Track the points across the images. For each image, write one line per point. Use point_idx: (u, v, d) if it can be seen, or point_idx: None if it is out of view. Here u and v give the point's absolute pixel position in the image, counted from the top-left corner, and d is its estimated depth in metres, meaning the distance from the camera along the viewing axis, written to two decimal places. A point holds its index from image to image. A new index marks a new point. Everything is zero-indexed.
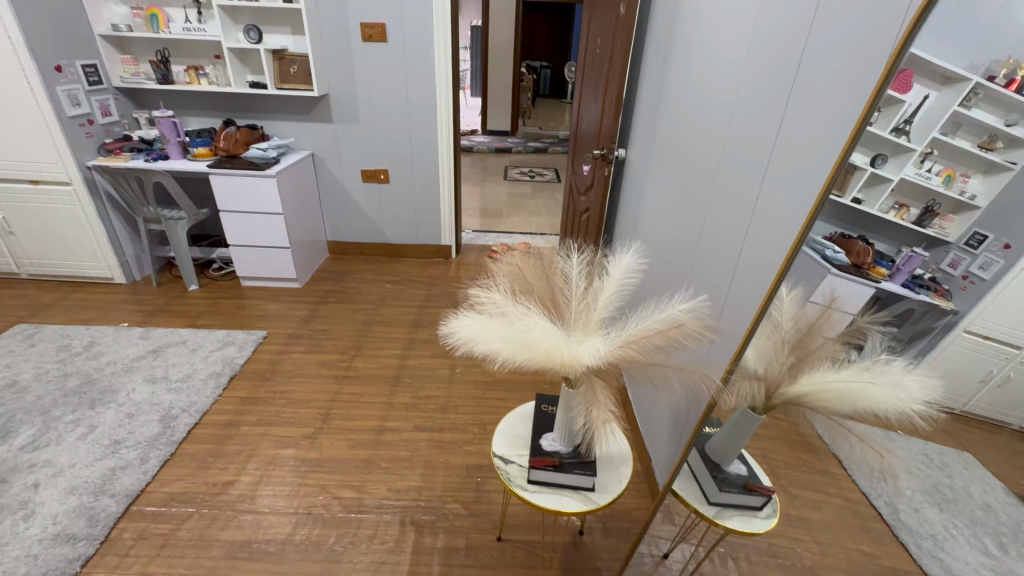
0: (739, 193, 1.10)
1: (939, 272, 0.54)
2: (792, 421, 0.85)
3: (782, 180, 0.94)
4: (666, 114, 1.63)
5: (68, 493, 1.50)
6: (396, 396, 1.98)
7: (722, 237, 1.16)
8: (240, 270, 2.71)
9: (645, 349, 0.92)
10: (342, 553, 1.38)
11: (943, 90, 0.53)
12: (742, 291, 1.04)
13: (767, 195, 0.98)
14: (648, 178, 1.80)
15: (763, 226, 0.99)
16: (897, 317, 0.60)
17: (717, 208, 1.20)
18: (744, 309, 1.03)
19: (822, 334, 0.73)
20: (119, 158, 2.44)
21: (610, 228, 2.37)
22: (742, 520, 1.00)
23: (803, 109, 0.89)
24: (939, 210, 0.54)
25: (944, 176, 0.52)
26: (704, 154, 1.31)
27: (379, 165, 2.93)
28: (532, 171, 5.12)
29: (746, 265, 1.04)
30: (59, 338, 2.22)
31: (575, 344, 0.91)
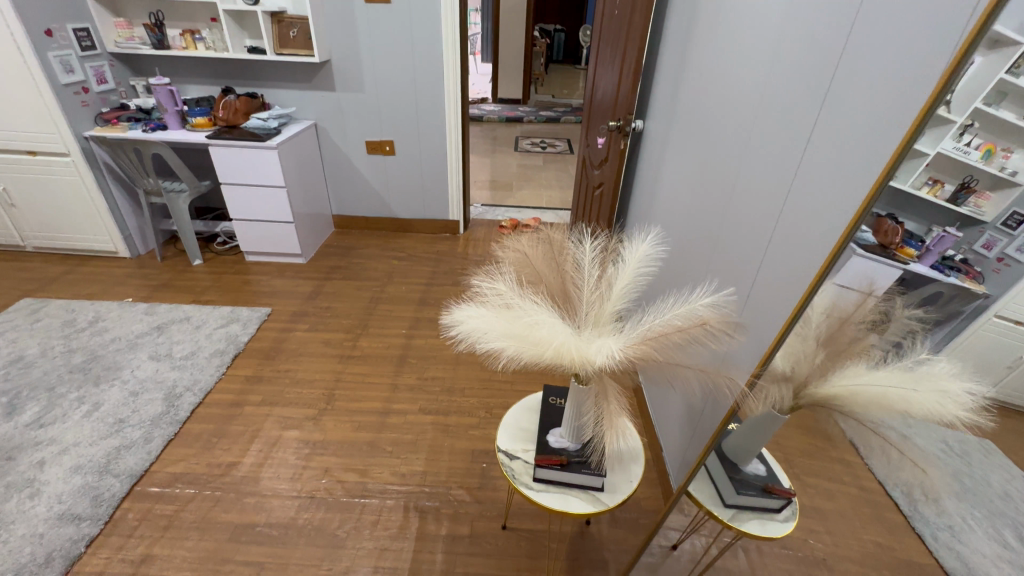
0: (771, 173, 0.99)
1: (972, 253, 0.47)
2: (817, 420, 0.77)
3: (822, 159, 0.83)
4: (690, 82, 1.50)
5: (73, 472, 1.50)
6: (401, 377, 1.95)
7: (750, 221, 1.06)
8: (244, 245, 2.66)
9: (663, 347, 0.84)
10: (345, 538, 1.37)
11: (989, 56, 0.47)
12: (772, 283, 0.95)
13: (805, 176, 0.88)
14: (668, 152, 1.68)
15: (796, 210, 0.89)
16: (925, 301, 0.53)
17: (745, 187, 1.10)
18: (772, 301, 0.94)
19: (852, 325, 0.64)
20: (116, 128, 2.36)
21: (624, 204, 2.26)
22: (759, 524, 0.95)
23: (850, 77, 0.77)
24: (975, 187, 0.46)
25: (983, 150, 0.46)
26: (732, 126, 1.19)
27: (383, 136, 2.82)
28: (544, 142, 4.95)
29: (778, 254, 0.94)
30: (64, 313, 2.20)
31: (587, 342, 0.84)
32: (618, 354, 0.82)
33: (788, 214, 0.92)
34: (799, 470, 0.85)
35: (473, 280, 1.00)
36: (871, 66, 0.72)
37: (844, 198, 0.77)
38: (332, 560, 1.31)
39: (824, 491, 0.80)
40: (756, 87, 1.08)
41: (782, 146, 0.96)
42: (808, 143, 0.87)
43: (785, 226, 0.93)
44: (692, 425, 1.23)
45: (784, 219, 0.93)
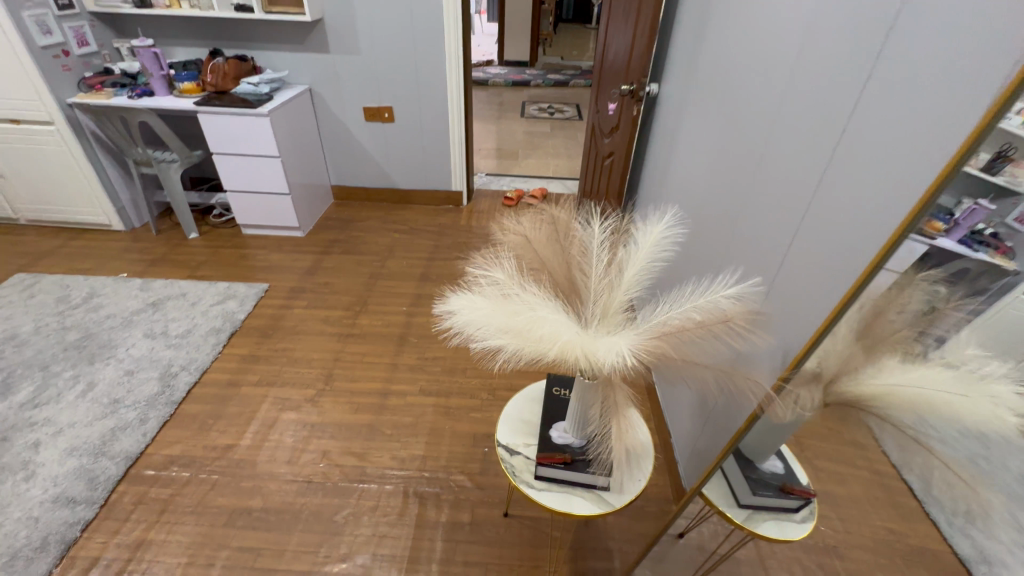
0: (805, 146, 0.87)
1: (1002, 226, 0.46)
2: (836, 422, 0.68)
3: (866, 133, 0.71)
4: (712, 40, 1.36)
5: (68, 454, 1.47)
6: (401, 357, 1.89)
7: (778, 202, 0.95)
8: (240, 218, 2.57)
9: (679, 345, 0.75)
10: (343, 524, 1.33)
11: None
12: (802, 275, 0.84)
13: (844, 153, 0.76)
14: (685, 119, 1.54)
15: (833, 189, 0.78)
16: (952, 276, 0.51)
17: (773, 161, 0.98)
18: (800, 291, 0.84)
19: (888, 316, 0.59)
20: (101, 94, 2.24)
21: (636, 175, 2.13)
22: (775, 526, 0.88)
23: (910, 30, 0.64)
24: (1012, 155, 0.45)
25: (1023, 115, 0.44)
26: (761, 92, 1.06)
27: (382, 102, 2.67)
28: (552, 108, 4.73)
29: (809, 241, 0.84)
30: (58, 289, 2.15)
31: (594, 341, 0.76)
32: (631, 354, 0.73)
33: (822, 195, 0.81)
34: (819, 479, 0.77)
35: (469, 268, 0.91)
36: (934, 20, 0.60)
37: (892, 180, 0.65)
38: (329, 547, 1.29)
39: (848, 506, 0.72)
40: (792, 46, 0.95)
41: (820, 116, 0.83)
42: (853, 112, 0.75)
43: (818, 209, 0.82)
44: (708, 418, 1.15)
45: (818, 201, 0.82)
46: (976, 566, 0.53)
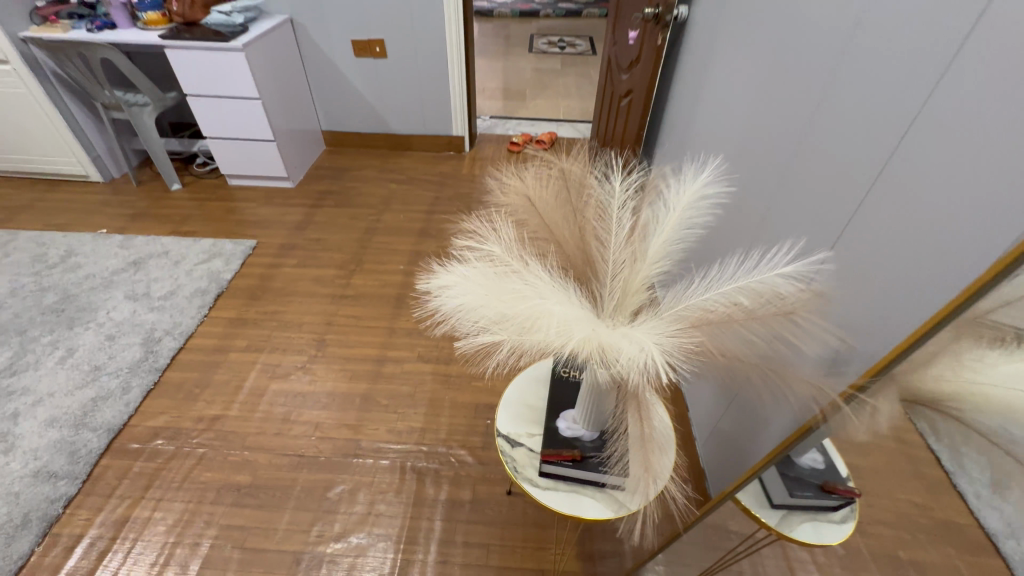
0: (890, 74, 0.67)
1: None
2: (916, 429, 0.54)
3: (995, 54, 0.51)
4: None
5: (48, 425, 1.40)
6: (399, 320, 1.76)
7: (846, 148, 0.75)
8: (224, 167, 2.39)
9: (720, 339, 0.61)
10: (337, 502, 1.26)
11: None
12: (878, 243, 0.66)
13: (954, 81, 0.56)
14: (721, 46, 1.30)
15: (931, 129, 0.59)
16: None
17: (837, 94, 0.78)
18: (870, 262, 0.67)
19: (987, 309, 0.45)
20: (56, 27, 2.00)
21: (657, 116, 1.89)
22: (814, 530, 0.74)
23: None
24: None
25: None
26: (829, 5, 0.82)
27: (372, 34, 2.38)
28: (563, 41, 4.31)
29: (890, 199, 0.65)
30: (35, 247, 2.03)
31: (616, 335, 0.61)
32: (661, 353, 0.58)
33: (912, 140, 0.62)
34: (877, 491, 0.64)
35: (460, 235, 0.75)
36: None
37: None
38: (322, 526, 1.21)
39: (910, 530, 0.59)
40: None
41: (916, 32, 0.62)
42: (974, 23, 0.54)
43: (907, 158, 0.63)
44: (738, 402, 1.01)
45: (905, 147, 0.63)
46: (1004, 542, 0.47)
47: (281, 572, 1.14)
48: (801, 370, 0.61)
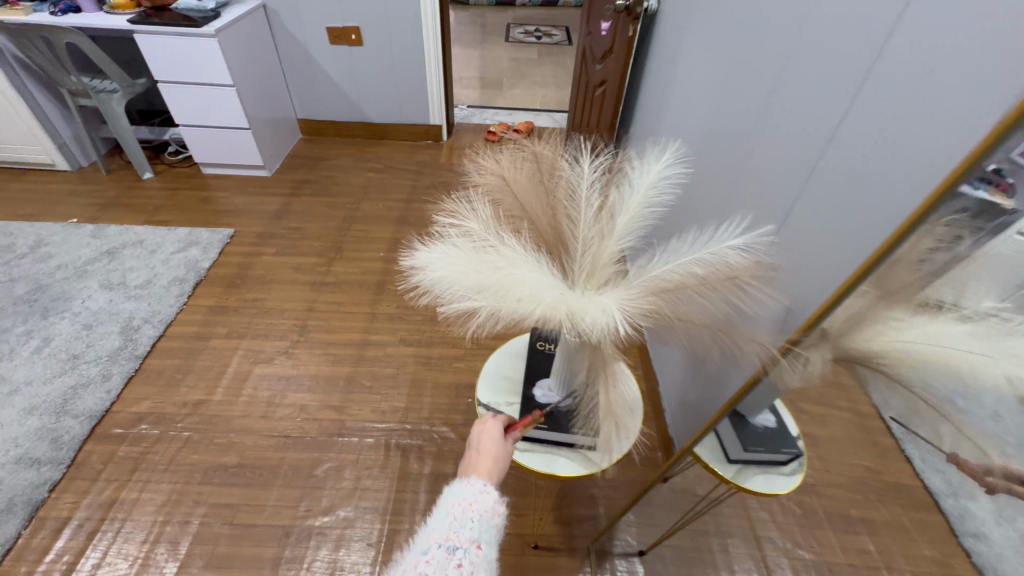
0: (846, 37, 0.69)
1: (1011, 160, 0.39)
2: (841, 381, 0.59)
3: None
4: None
5: (28, 414, 1.40)
6: (380, 306, 1.79)
7: (787, 156, 0.83)
8: (198, 156, 2.36)
9: (676, 304, 0.67)
10: (324, 479, 1.30)
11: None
12: (837, 205, 0.70)
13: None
14: (685, 42, 1.38)
15: (842, 150, 0.70)
16: (979, 211, 0.42)
17: (780, 100, 0.87)
18: (803, 250, 0.76)
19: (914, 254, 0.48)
20: (16, 11, 1.91)
21: (628, 109, 1.97)
22: (765, 479, 0.82)
23: None
24: None
25: None
26: (776, 19, 0.90)
27: (347, 23, 2.36)
28: (539, 30, 4.25)
29: (845, 159, 0.69)
30: (2, 237, 1.98)
31: (581, 299, 0.66)
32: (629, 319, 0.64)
33: (870, 92, 0.64)
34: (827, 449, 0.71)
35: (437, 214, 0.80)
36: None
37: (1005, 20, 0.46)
38: (310, 501, 1.26)
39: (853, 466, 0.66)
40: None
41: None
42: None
43: (866, 105, 0.65)
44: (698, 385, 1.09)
45: (857, 104, 0.67)
46: (943, 500, 0.52)
47: (271, 545, 1.18)
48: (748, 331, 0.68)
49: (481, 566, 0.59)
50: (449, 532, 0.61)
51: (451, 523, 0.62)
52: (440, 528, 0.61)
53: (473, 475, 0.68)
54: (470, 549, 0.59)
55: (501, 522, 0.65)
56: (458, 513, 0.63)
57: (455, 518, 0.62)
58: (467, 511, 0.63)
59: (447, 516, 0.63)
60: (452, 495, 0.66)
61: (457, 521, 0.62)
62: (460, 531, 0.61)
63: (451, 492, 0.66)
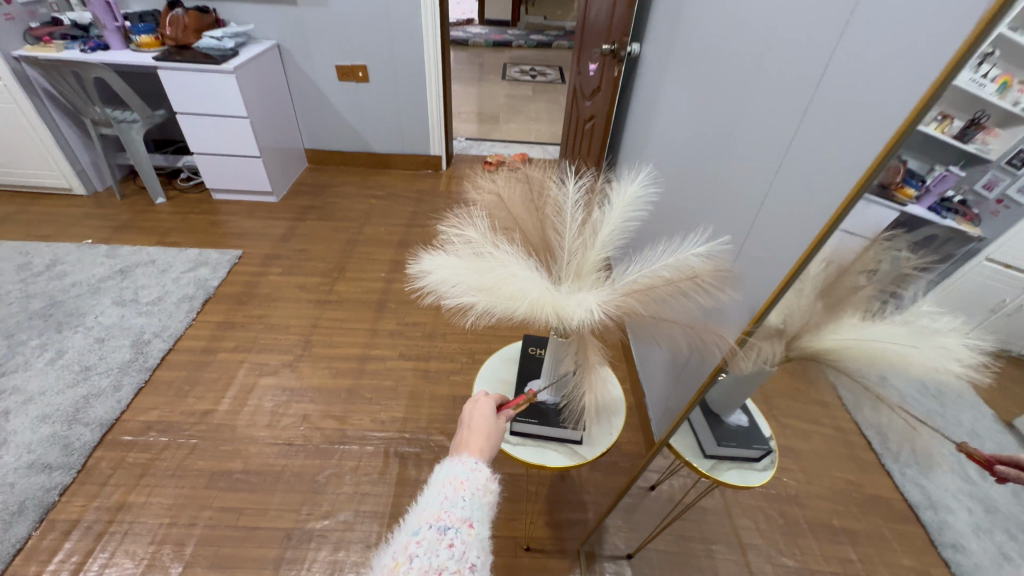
0: (795, 76, 0.83)
1: (971, 194, 0.43)
2: (809, 377, 0.70)
3: (876, 18, 0.64)
4: (690, 13, 1.34)
5: (40, 422, 1.45)
6: (380, 323, 1.88)
7: (751, 183, 0.95)
8: (210, 182, 2.48)
9: (648, 300, 0.76)
10: (325, 484, 1.36)
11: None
12: (790, 214, 0.81)
13: (849, 45, 0.70)
14: (663, 83, 1.54)
15: (792, 176, 0.82)
16: (917, 242, 0.48)
17: (743, 135, 1.00)
18: (763, 261, 0.88)
19: (846, 275, 0.58)
20: (49, 48, 2.07)
21: (615, 141, 2.12)
22: (739, 473, 0.91)
23: (867, 37, 0.66)
24: (985, 122, 0.41)
25: (999, 83, 0.41)
26: (738, 68, 1.04)
27: (355, 61, 2.54)
28: (533, 69, 4.51)
29: (796, 175, 0.81)
30: (19, 256, 2.07)
31: (564, 296, 0.76)
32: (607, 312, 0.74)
33: (812, 127, 0.77)
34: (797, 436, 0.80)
35: (441, 227, 0.90)
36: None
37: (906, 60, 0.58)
38: (312, 505, 1.31)
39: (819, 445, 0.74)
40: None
41: (813, 34, 0.79)
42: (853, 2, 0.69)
43: (810, 129, 0.78)
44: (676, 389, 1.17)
45: (804, 129, 0.80)
46: (924, 511, 0.61)
47: (273, 546, 1.23)
48: (713, 325, 0.79)
49: (473, 545, 0.56)
50: (439, 512, 0.58)
51: (442, 502, 0.59)
52: (431, 508, 0.58)
53: (466, 453, 0.67)
54: (461, 529, 0.56)
55: (495, 501, 0.63)
56: (449, 491, 0.60)
57: (446, 498, 0.59)
58: (459, 490, 0.60)
59: (438, 496, 0.60)
60: (442, 474, 0.63)
61: (447, 501, 0.59)
62: (451, 511, 0.58)
63: (442, 471, 0.64)
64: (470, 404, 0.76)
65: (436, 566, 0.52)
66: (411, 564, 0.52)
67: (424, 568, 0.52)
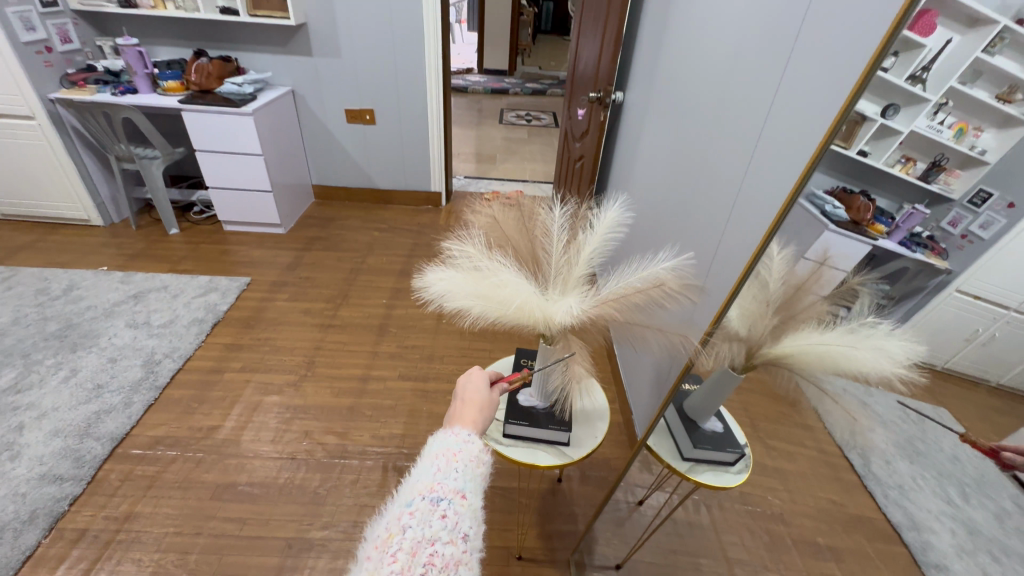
0: (750, 116, 0.98)
1: (938, 230, 0.45)
2: (768, 379, 0.78)
3: (805, 68, 0.79)
4: (665, 66, 1.52)
5: (53, 436, 1.52)
6: (381, 346, 1.97)
7: (718, 210, 1.08)
8: (222, 215, 2.62)
9: (623, 307, 0.87)
10: (325, 496, 1.42)
11: (970, 33, 0.42)
12: (749, 231, 0.94)
13: (787, 90, 0.85)
14: (643, 126, 1.70)
15: (750, 203, 0.95)
16: (889, 276, 0.51)
17: (711, 169, 1.14)
18: (727, 276, 0.99)
19: (809, 293, 0.63)
20: (83, 91, 2.25)
21: (603, 178, 2.29)
22: (713, 474, 0.95)
23: (803, 88, 0.80)
24: (945, 164, 0.45)
25: (956, 129, 0.44)
26: (706, 113, 1.19)
27: (363, 105, 2.74)
28: (529, 114, 4.80)
29: (754, 198, 0.94)
30: (37, 281, 2.17)
31: (549, 302, 0.88)
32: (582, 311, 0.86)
33: (766, 161, 0.90)
34: (765, 432, 0.88)
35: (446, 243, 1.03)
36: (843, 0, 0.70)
37: (826, 100, 0.73)
38: (313, 516, 1.37)
39: (785, 441, 0.83)
40: (739, 28, 1.06)
41: (762, 82, 0.95)
42: (789, 56, 0.85)
43: (763, 158, 0.91)
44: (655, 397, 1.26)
45: (758, 159, 0.93)
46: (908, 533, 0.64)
47: (274, 554, 1.27)
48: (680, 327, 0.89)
49: (466, 515, 0.55)
50: (432, 484, 0.57)
51: (435, 473, 0.59)
52: (424, 480, 0.58)
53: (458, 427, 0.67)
54: (454, 499, 0.56)
55: (488, 473, 0.63)
56: (442, 463, 0.61)
57: (439, 469, 0.59)
58: (452, 463, 0.60)
59: (431, 467, 0.60)
60: (435, 446, 0.64)
61: (440, 473, 0.59)
62: (444, 482, 0.58)
63: (435, 445, 0.63)
64: (463, 375, 0.84)
65: (428, 535, 0.52)
66: (404, 534, 0.52)
67: (416, 538, 0.52)
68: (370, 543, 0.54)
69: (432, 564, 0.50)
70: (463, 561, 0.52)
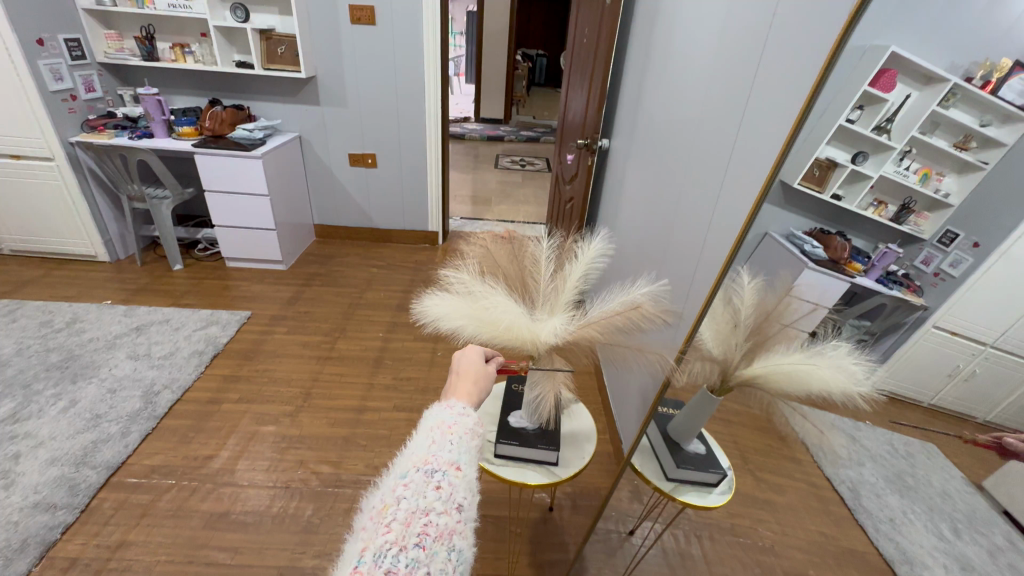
0: (719, 159, 1.10)
1: (913, 268, 0.46)
2: (745, 401, 0.85)
3: (763, 119, 0.91)
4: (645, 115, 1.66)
5: (49, 464, 1.53)
6: (376, 377, 2.01)
7: (695, 244, 1.17)
8: (226, 252, 2.72)
9: (606, 330, 0.94)
10: (318, 525, 1.43)
11: (925, 90, 0.41)
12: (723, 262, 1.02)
13: (749, 137, 0.96)
14: (627, 169, 1.83)
15: (723, 236, 1.04)
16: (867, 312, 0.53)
17: (687, 206, 1.24)
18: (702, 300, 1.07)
19: (779, 321, 0.66)
20: (102, 135, 2.39)
21: (592, 218, 2.41)
22: (698, 495, 0.99)
23: (764, 135, 0.90)
24: (913, 207, 0.45)
25: (920, 174, 0.44)
26: (683, 156, 1.31)
27: (366, 150, 2.91)
28: (523, 160, 5.05)
29: (725, 231, 1.04)
30: (41, 314, 2.22)
31: (537, 324, 0.96)
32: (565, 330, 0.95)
33: (736, 199, 1.00)
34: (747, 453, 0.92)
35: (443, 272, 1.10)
36: (790, 63, 0.83)
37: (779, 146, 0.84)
38: (305, 545, 1.37)
39: (769, 463, 0.86)
40: (709, 84, 1.19)
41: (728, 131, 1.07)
42: (749, 109, 0.98)
43: (732, 196, 1.02)
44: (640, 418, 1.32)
45: (727, 197, 1.04)
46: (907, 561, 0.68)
47: None
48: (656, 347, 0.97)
49: (459, 487, 0.61)
50: (426, 457, 0.63)
51: (430, 447, 0.65)
52: (419, 454, 0.64)
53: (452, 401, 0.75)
54: (449, 471, 0.62)
55: (479, 447, 0.69)
56: (438, 436, 0.67)
57: (434, 442, 0.65)
58: (447, 435, 0.67)
59: (427, 441, 0.66)
60: (432, 421, 0.70)
61: (434, 446, 0.65)
62: (439, 455, 0.64)
63: (430, 422, 0.70)
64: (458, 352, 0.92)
65: (423, 506, 0.57)
66: (399, 505, 0.57)
67: (411, 509, 0.56)
68: (368, 513, 0.59)
69: (427, 533, 0.55)
70: (456, 530, 0.57)
